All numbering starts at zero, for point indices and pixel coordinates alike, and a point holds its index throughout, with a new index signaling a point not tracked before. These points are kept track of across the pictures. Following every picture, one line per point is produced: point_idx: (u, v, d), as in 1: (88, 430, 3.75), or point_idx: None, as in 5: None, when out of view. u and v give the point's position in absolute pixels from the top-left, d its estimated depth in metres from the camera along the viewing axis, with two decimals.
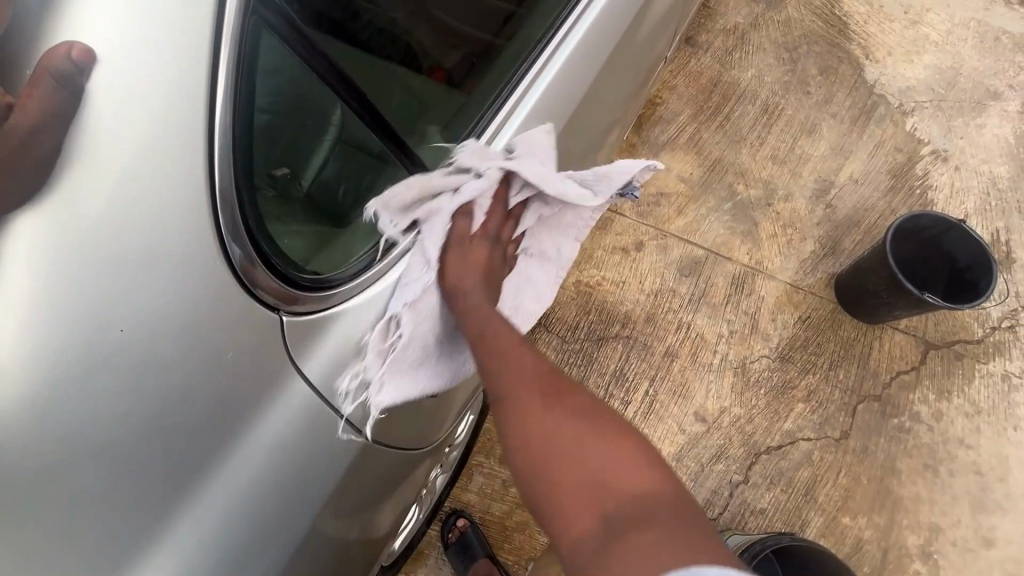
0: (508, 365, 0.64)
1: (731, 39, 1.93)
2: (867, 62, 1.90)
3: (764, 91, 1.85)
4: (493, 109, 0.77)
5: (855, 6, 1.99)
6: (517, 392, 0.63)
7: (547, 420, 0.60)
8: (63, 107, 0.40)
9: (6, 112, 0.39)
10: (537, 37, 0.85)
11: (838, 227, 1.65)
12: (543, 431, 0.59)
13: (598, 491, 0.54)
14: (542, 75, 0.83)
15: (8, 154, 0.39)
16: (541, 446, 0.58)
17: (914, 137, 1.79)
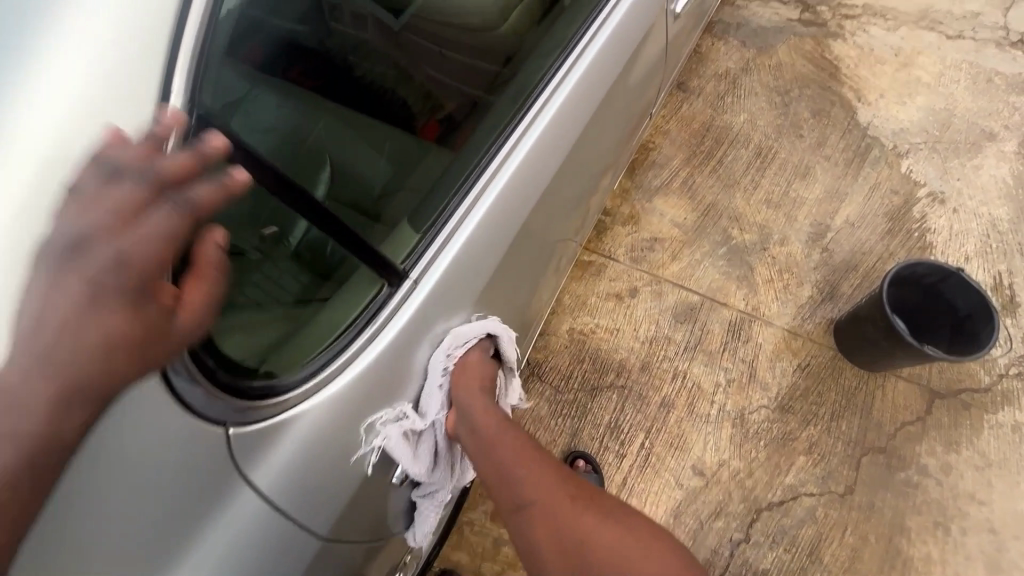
0: (528, 473, 0.77)
1: (723, 84, 1.96)
2: (860, 104, 1.91)
3: (757, 135, 1.86)
4: (466, 185, 0.77)
5: (845, 50, 2.02)
6: (544, 499, 0.75)
7: (577, 527, 0.72)
8: (216, 293, 0.46)
9: (174, 305, 0.44)
10: (514, 109, 0.86)
11: (836, 271, 1.63)
12: (589, 535, 0.71)
13: None
14: (517, 148, 0.83)
15: (158, 337, 0.43)
16: (577, 554, 0.70)
17: (910, 178, 1.78)
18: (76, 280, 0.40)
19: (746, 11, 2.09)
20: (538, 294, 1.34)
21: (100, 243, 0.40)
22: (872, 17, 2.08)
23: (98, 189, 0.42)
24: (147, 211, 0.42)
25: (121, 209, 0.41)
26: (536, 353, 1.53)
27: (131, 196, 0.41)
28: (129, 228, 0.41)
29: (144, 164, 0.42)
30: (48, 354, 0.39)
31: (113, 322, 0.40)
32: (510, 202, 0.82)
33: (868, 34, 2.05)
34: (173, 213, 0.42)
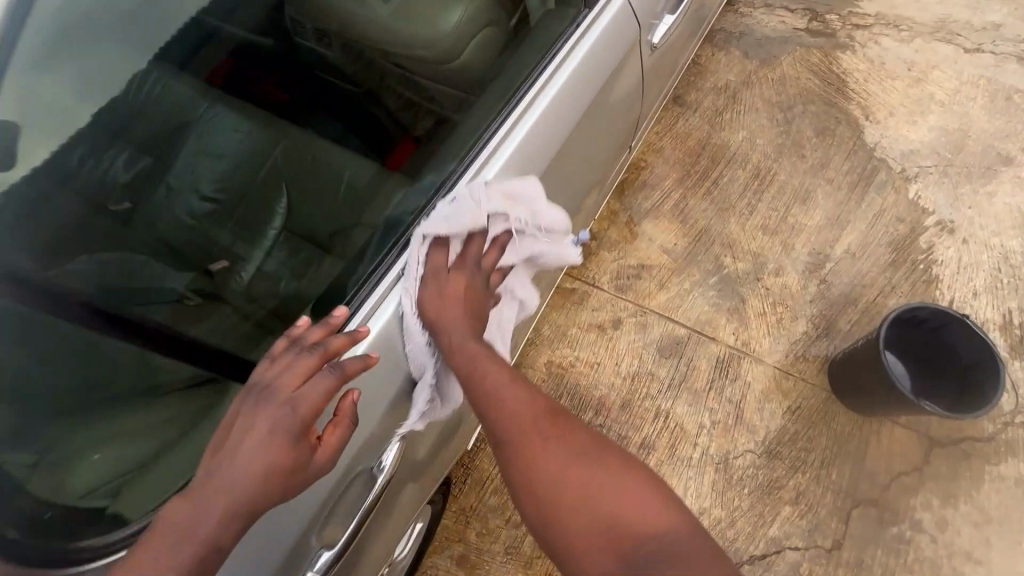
0: (503, 410, 0.74)
1: (722, 98, 1.85)
2: (867, 123, 1.80)
3: (756, 155, 1.76)
4: (402, 245, 0.77)
5: (854, 63, 1.90)
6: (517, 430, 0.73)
7: (547, 456, 0.70)
8: (341, 436, 0.64)
9: (315, 446, 0.62)
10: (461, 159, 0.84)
11: (832, 305, 1.54)
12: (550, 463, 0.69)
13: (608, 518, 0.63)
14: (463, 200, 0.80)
15: (296, 471, 0.59)
16: (540, 484, 0.69)
17: (917, 205, 1.67)
18: (262, 420, 0.59)
19: (750, 19, 1.98)
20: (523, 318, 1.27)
21: (284, 394, 0.61)
22: (884, 28, 1.95)
23: (288, 356, 0.64)
24: (315, 375, 0.62)
25: (299, 374, 0.62)
26: None
27: (307, 363, 0.63)
28: (304, 385, 0.62)
29: (319, 342, 0.65)
30: (231, 473, 0.57)
31: (278, 455, 0.58)
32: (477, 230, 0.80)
33: (879, 46, 1.93)
34: (328, 377, 0.62)
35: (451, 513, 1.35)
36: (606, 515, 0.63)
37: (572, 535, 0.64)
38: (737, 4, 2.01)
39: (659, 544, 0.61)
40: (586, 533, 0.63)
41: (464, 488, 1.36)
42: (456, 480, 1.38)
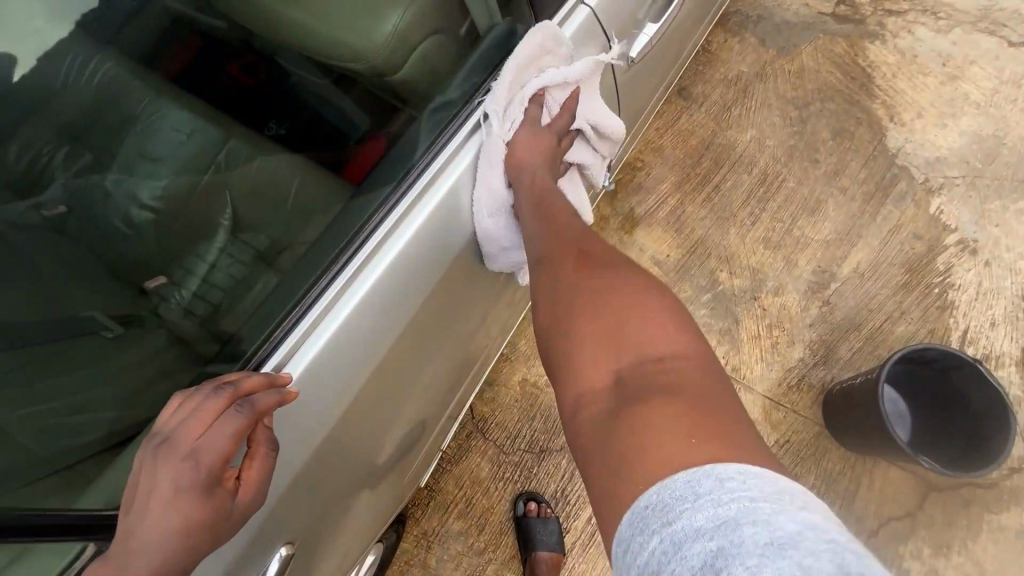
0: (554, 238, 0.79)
1: (732, 91, 1.69)
2: (891, 125, 1.63)
3: (764, 158, 1.60)
4: (332, 273, 0.74)
5: (882, 55, 1.71)
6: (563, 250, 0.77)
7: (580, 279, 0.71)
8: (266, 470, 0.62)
9: (236, 486, 0.60)
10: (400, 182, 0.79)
11: (834, 330, 1.42)
12: (567, 284, 0.72)
13: (617, 347, 0.62)
14: (399, 230, 0.76)
15: (218, 513, 0.57)
16: (560, 302, 0.71)
17: (938, 221, 1.52)
18: (166, 474, 0.56)
19: (769, 1, 1.79)
20: (487, 333, 1.21)
21: (185, 446, 0.58)
22: (920, 15, 1.76)
23: (193, 401, 0.61)
24: (221, 418, 0.59)
25: (205, 416, 0.59)
26: (481, 406, 1.38)
27: (214, 405, 0.60)
28: (208, 431, 0.59)
29: (229, 383, 0.62)
30: (143, 531, 0.55)
31: (188, 508, 0.55)
32: (411, 263, 0.76)
33: (912, 36, 1.73)
34: (238, 415, 0.60)
35: (412, 537, 1.29)
36: (624, 341, 0.62)
37: (584, 354, 0.64)
38: None
39: (656, 377, 0.57)
40: (591, 342, 0.64)
41: (426, 510, 1.31)
42: (418, 501, 1.32)
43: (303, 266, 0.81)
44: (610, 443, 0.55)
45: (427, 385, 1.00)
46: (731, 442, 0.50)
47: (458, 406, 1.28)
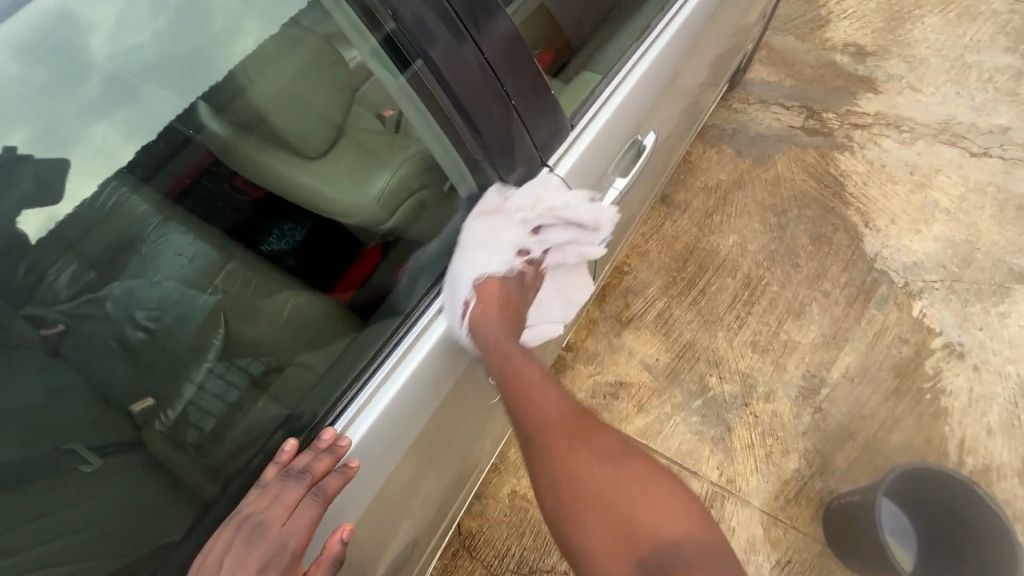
0: (542, 397, 0.78)
1: (713, 198, 1.77)
2: (867, 230, 1.70)
3: (747, 262, 1.66)
4: (352, 391, 0.72)
5: (852, 165, 1.82)
6: (545, 435, 0.75)
7: (565, 459, 0.74)
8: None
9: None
10: (424, 292, 0.80)
11: (829, 439, 1.40)
12: (568, 469, 0.73)
13: (633, 534, 0.67)
14: (423, 339, 0.77)
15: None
16: (563, 483, 0.73)
17: (922, 324, 1.55)
18: (251, 559, 0.58)
19: (743, 116, 1.93)
20: (487, 435, 1.18)
21: (273, 534, 0.59)
22: (884, 128, 1.89)
23: (272, 485, 0.62)
24: (299, 507, 0.61)
25: (287, 503, 0.61)
26: (469, 521, 1.34)
27: (292, 493, 0.61)
28: (290, 517, 0.61)
29: (303, 469, 0.63)
30: None
31: None
32: (445, 359, 0.80)
33: (879, 147, 1.85)
34: (315, 506, 0.62)
35: None
36: (640, 530, 0.67)
37: (601, 540, 0.68)
38: (731, 100, 1.97)
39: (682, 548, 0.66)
40: (614, 538, 0.67)
41: None
42: None
43: (315, 390, 0.71)
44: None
45: (435, 478, 0.99)
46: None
47: (455, 509, 1.23)
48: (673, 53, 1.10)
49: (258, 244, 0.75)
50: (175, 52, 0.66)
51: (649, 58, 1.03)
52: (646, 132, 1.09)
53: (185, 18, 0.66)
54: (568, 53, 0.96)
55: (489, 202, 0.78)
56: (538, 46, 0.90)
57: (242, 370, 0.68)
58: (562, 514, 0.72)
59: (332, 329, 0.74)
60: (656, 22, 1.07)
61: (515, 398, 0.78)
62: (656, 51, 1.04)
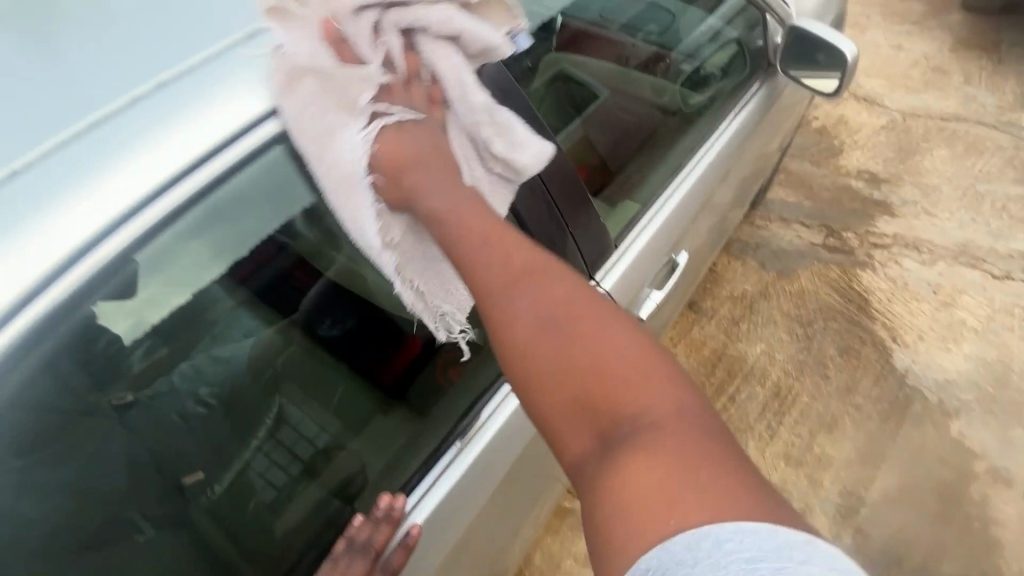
0: (497, 249, 0.60)
1: (739, 307, 1.84)
2: (895, 345, 1.72)
3: (775, 371, 1.68)
4: (419, 474, 0.82)
5: (875, 282, 1.89)
6: (493, 292, 0.58)
7: (522, 319, 0.56)
8: None
9: None
10: (482, 391, 0.91)
11: (873, 565, 1.34)
12: (523, 333, 0.55)
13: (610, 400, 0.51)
14: (481, 432, 0.88)
15: None
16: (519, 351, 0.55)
17: (963, 446, 1.52)
18: None
19: (765, 232, 2.05)
20: (519, 538, 1.18)
21: None
22: (904, 248, 1.98)
23: (340, 560, 0.74)
24: None
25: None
26: None
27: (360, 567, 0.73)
28: None
29: (365, 544, 0.74)
30: None
31: None
32: (496, 451, 0.89)
33: (901, 266, 1.93)
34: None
35: None
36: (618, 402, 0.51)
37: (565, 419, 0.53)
38: (753, 217, 2.11)
39: (658, 430, 0.49)
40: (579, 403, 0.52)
41: None
42: None
43: (381, 476, 0.81)
44: (625, 560, 0.44)
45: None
46: (762, 502, 0.45)
47: None
48: (702, 186, 1.25)
49: (314, 329, 0.79)
50: (289, 186, 0.65)
51: (681, 192, 1.18)
52: (681, 250, 1.22)
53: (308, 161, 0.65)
54: (609, 174, 1.11)
55: (277, 72, 0.60)
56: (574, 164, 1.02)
57: (283, 468, 0.75)
58: (518, 387, 0.56)
59: (386, 424, 0.84)
60: (687, 160, 1.23)
61: (465, 263, 0.60)
62: (688, 186, 1.20)
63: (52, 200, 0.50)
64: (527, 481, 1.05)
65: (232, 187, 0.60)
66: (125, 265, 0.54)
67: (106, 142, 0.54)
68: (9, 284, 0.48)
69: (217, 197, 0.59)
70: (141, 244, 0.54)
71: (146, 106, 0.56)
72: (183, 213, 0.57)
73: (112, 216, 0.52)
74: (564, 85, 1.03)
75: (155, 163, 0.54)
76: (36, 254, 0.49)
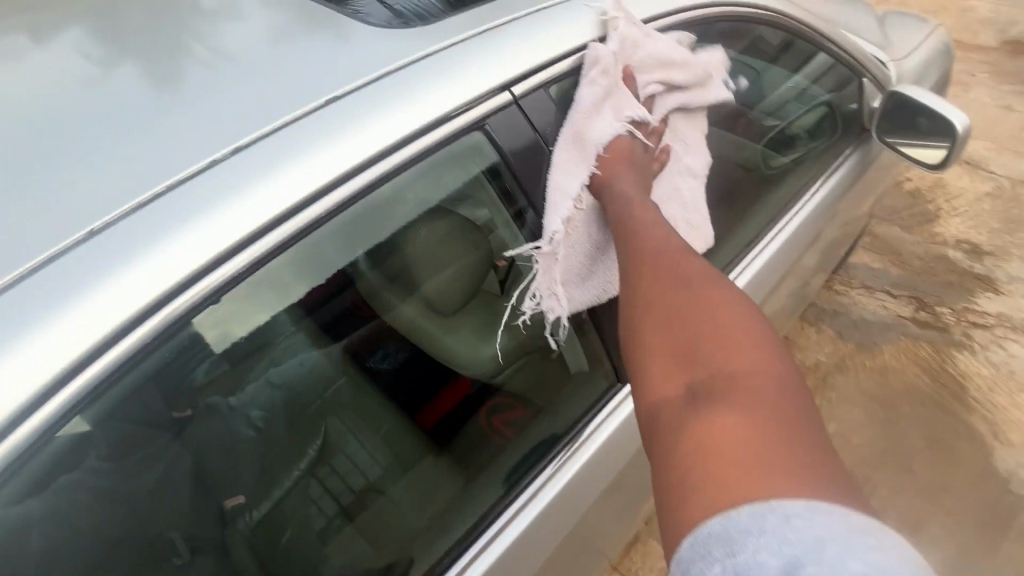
0: (645, 228, 0.66)
1: (811, 380, 1.69)
2: (996, 444, 1.53)
3: (851, 457, 1.52)
4: (467, 537, 0.78)
5: (974, 366, 1.69)
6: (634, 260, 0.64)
7: (655, 269, 0.61)
8: None
9: None
10: (539, 452, 0.86)
11: None
12: (647, 285, 0.60)
13: (713, 356, 0.52)
14: (535, 498, 0.82)
15: None
16: (639, 301, 0.59)
17: None
18: None
19: (845, 299, 1.90)
20: None
21: None
22: (1009, 331, 1.77)
23: None
24: None
25: None
26: None
27: None
28: None
29: None
30: None
31: None
32: (550, 520, 0.84)
33: (1006, 352, 1.72)
34: None
35: None
36: (720, 359, 0.52)
37: (664, 368, 0.54)
38: (833, 281, 1.95)
39: (756, 395, 0.48)
40: (683, 353, 0.54)
41: None
42: None
43: (425, 531, 0.78)
44: (688, 512, 0.44)
45: None
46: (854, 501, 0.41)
47: None
48: (780, 259, 1.18)
49: (364, 360, 0.75)
50: (377, 225, 0.67)
51: (751, 271, 1.11)
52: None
53: (386, 217, 0.68)
54: None
55: (374, 119, 0.64)
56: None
57: (335, 498, 0.74)
58: (627, 325, 0.60)
59: (432, 470, 0.81)
60: (766, 231, 1.16)
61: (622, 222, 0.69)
62: (764, 260, 1.14)
63: (156, 241, 0.54)
64: (575, 556, 0.99)
65: (315, 238, 0.62)
66: (212, 304, 0.56)
67: (209, 190, 0.57)
68: (121, 307, 0.51)
69: (301, 246, 0.61)
70: (228, 288, 0.57)
71: (261, 149, 0.60)
72: (270, 259, 0.59)
73: (207, 259, 0.55)
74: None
75: (251, 214, 0.57)
76: (137, 291, 0.52)
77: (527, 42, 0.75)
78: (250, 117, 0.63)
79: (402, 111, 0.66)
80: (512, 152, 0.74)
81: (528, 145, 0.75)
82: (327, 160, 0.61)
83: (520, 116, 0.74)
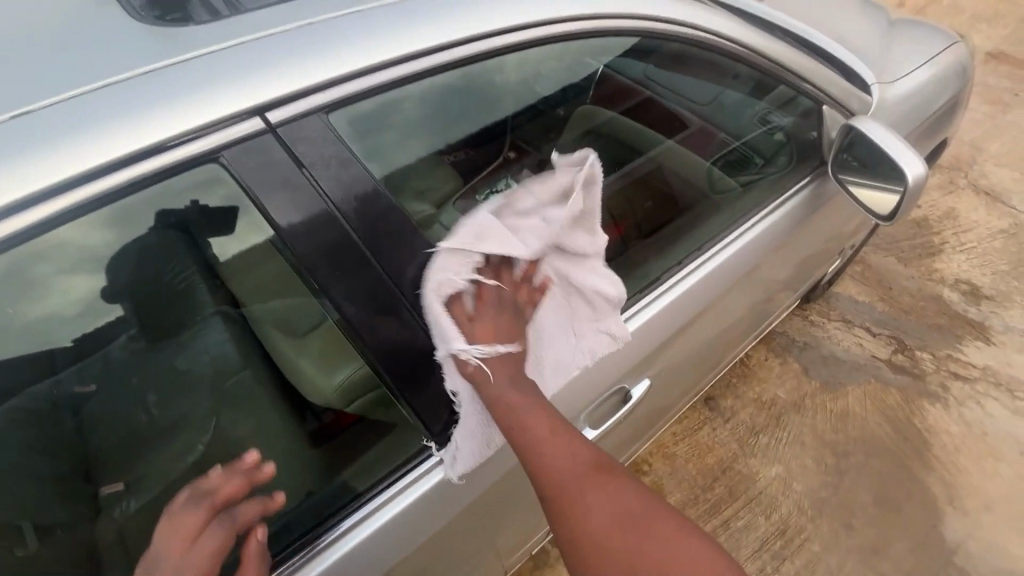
0: (552, 450, 0.63)
1: (763, 416, 1.59)
2: (950, 509, 1.42)
3: (787, 505, 1.43)
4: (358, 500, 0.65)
5: (944, 421, 1.57)
6: (560, 494, 0.62)
7: (581, 517, 0.61)
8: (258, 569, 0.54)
9: None
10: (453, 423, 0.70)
11: None
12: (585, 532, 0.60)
13: None
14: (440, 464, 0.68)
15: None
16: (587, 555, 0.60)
17: None
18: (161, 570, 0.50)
19: (818, 330, 1.77)
20: None
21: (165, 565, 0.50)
22: (992, 387, 1.64)
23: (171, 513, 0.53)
24: (201, 533, 0.51)
25: (184, 532, 0.51)
26: None
27: (191, 519, 0.52)
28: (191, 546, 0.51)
29: (207, 493, 0.53)
30: None
31: None
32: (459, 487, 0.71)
33: (983, 409, 1.60)
34: (221, 531, 0.52)
35: None
36: None
37: None
38: (809, 310, 1.82)
39: None
40: None
41: None
42: None
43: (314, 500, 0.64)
44: None
45: None
46: None
47: None
48: (686, 307, 0.97)
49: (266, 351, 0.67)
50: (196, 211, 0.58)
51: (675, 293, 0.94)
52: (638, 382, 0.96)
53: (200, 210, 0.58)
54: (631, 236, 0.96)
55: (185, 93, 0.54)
56: (596, 238, 0.92)
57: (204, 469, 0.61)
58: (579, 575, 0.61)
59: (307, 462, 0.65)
60: (669, 273, 0.95)
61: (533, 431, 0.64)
62: (658, 311, 0.91)
63: None
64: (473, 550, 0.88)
65: (145, 196, 0.54)
66: None
67: (62, 117, 0.50)
68: None
69: (165, 186, 0.54)
70: (68, 217, 0.50)
71: (52, 112, 0.51)
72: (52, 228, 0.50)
73: None
74: (595, 140, 1.00)
75: (119, 141, 0.50)
76: None
77: (409, 24, 0.65)
78: (100, 63, 0.56)
79: (303, 63, 0.58)
80: (289, 228, 0.59)
81: (316, 214, 0.60)
82: (217, 96, 0.54)
83: (279, 150, 0.58)
